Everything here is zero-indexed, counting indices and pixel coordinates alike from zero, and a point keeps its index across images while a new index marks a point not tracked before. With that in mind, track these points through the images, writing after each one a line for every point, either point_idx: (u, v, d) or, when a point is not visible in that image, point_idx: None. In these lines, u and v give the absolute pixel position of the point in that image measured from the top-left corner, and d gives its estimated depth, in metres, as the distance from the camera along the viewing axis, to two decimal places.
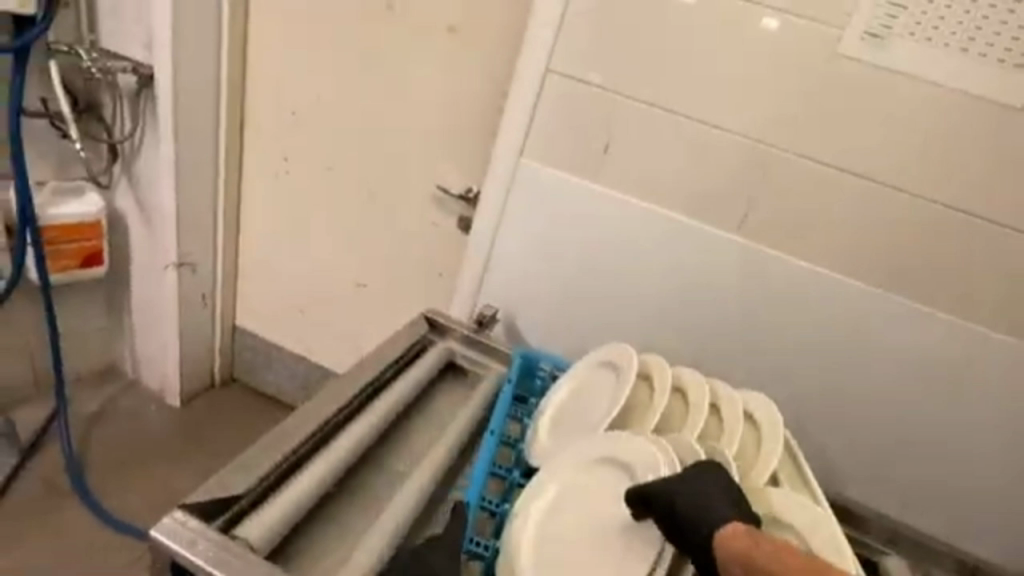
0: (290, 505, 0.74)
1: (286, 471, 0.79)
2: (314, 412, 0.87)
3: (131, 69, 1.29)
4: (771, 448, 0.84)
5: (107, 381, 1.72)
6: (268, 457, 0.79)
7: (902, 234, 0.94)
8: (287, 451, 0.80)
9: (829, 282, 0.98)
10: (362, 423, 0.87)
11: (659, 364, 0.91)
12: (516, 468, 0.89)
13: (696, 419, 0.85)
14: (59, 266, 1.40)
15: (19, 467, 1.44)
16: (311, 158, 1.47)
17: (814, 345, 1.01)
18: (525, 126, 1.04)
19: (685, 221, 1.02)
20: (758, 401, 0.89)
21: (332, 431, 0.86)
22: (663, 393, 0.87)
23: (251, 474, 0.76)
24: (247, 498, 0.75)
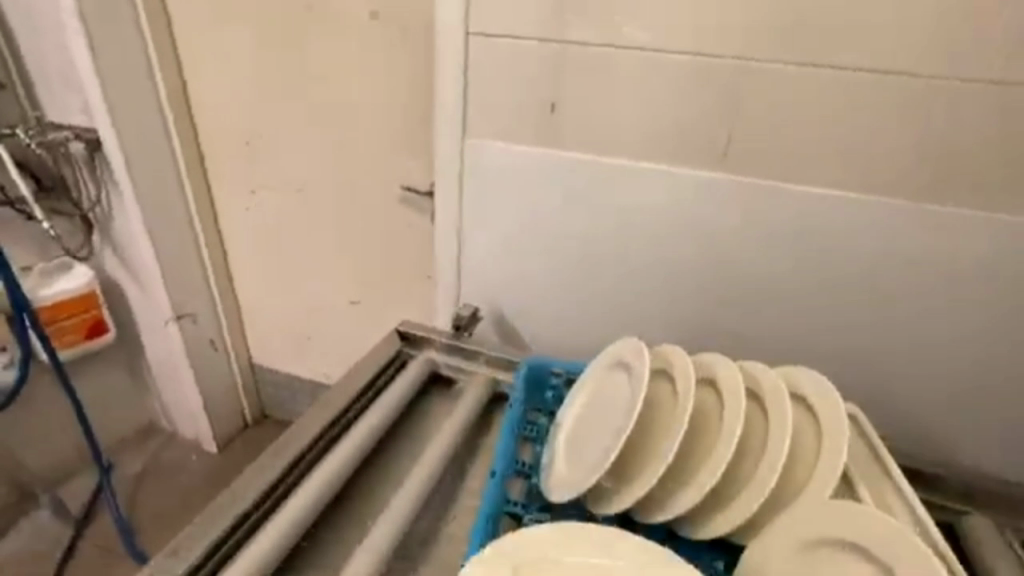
0: (262, 557, 0.68)
1: (257, 519, 0.73)
2: (282, 447, 0.81)
3: (75, 137, 1.27)
4: (835, 445, 0.64)
5: (147, 440, 1.77)
6: (234, 506, 0.73)
7: (922, 128, 0.77)
8: (255, 495, 0.75)
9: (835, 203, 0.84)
10: (337, 451, 0.81)
11: (681, 356, 0.74)
12: (532, 504, 0.74)
13: (734, 423, 0.66)
14: (67, 342, 1.43)
15: (76, 537, 1.48)
16: (276, 185, 1.43)
17: (833, 280, 0.88)
18: (460, 103, 0.93)
19: (659, 170, 0.89)
20: (809, 377, 0.71)
21: (306, 466, 0.80)
22: (689, 390, 0.68)
23: (218, 524, 0.71)
24: (214, 556, 0.69)
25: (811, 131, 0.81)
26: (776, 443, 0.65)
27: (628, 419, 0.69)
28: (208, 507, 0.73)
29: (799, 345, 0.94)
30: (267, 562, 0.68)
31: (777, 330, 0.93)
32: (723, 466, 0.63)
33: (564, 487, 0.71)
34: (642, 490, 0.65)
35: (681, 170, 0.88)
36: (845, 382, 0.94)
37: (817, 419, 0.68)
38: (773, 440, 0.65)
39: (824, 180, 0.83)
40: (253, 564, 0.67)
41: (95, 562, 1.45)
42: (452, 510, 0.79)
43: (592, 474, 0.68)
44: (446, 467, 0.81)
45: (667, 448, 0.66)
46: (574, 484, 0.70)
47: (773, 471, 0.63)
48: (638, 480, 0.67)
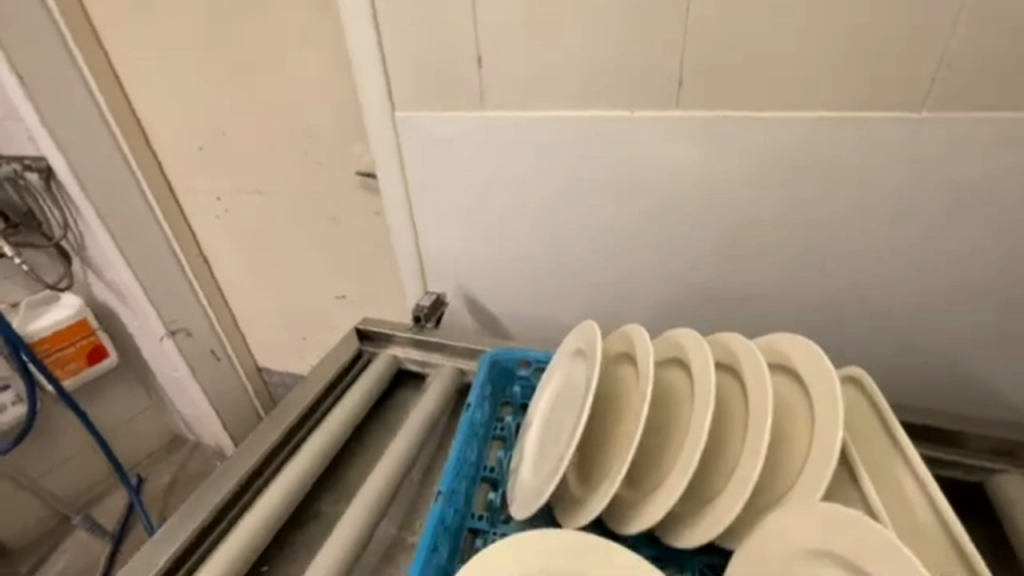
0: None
1: (206, 547, 0.67)
2: (231, 465, 0.74)
3: (25, 168, 1.24)
4: (827, 420, 0.52)
5: (173, 450, 1.84)
6: (179, 535, 0.66)
7: (933, 19, 0.60)
8: (198, 522, 0.68)
9: (829, 122, 0.69)
10: (290, 465, 0.74)
11: (641, 332, 0.61)
12: (496, 516, 0.63)
13: (707, 392, 0.54)
14: (70, 370, 1.45)
15: (114, 551, 1.54)
16: (239, 189, 1.37)
17: (827, 217, 0.75)
18: (381, 74, 0.84)
19: (609, 118, 0.77)
20: (795, 343, 0.58)
21: (260, 483, 0.74)
22: (649, 371, 0.56)
23: (161, 557, 0.64)
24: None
25: (785, 38, 0.65)
26: (758, 418, 0.53)
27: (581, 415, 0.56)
28: (154, 536, 0.66)
29: (795, 293, 0.83)
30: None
31: (766, 279, 0.83)
32: (701, 448, 0.51)
33: (524, 503, 0.58)
34: (609, 492, 0.53)
35: (634, 113, 0.76)
36: (851, 329, 0.83)
37: (807, 389, 0.56)
38: (754, 418, 0.53)
39: (809, 98, 0.68)
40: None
41: None
42: (417, 517, 0.72)
43: (549, 483, 0.55)
44: (410, 471, 0.75)
45: (633, 438, 0.53)
46: (533, 497, 0.57)
47: (753, 464, 0.50)
48: (606, 480, 0.55)
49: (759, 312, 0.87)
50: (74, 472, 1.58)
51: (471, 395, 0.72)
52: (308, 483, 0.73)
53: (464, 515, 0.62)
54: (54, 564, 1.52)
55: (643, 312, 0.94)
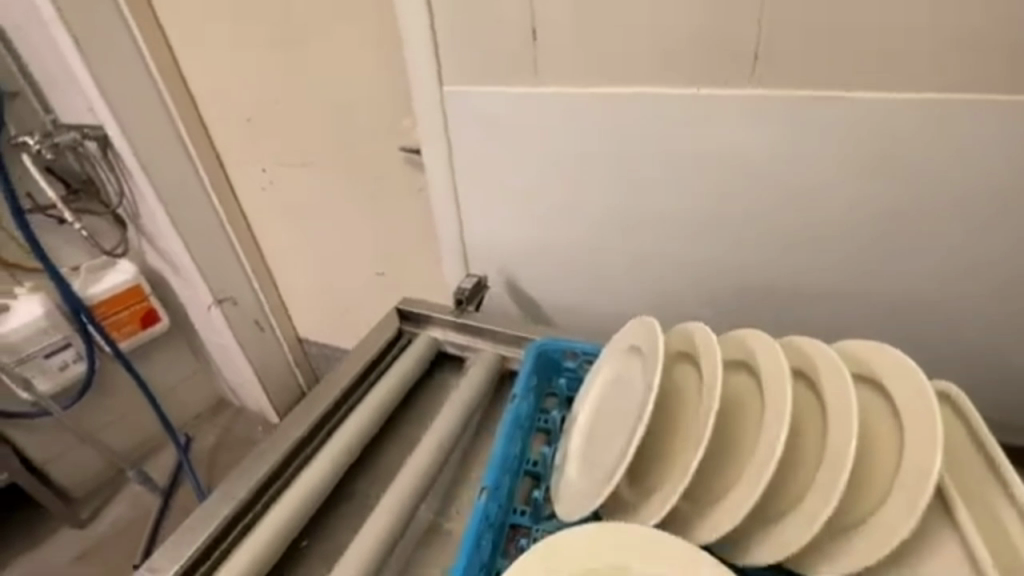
0: (251, 560, 0.63)
1: (252, 517, 0.69)
2: (277, 437, 0.75)
3: (83, 136, 1.27)
4: (918, 441, 0.46)
5: (219, 413, 1.91)
6: (223, 507, 0.68)
7: None
8: (244, 494, 0.69)
9: (927, 103, 0.62)
10: (331, 442, 0.74)
11: (706, 335, 0.57)
12: (540, 512, 0.62)
13: (782, 402, 0.49)
14: (125, 332, 1.52)
15: (165, 505, 1.63)
16: (284, 161, 1.37)
17: (910, 209, 0.69)
18: (429, 43, 0.80)
19: (672, 96, 0.72)
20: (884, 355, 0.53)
21: (303, 459, 0.74)
22: (715, 376, 0.52)
23: (207, 526, 0.66)
24: (208, 558, 0.65)
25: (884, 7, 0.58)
26: (838, 434, 0.48)
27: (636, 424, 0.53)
28: (202, 504, 0.68)
29: (865, 291, 0.77)
30: (259, 564, 0.63)
31: (833, 274, 0.77)
32: (775, 462, 0.46)
33: (573, 504, 0.57)
34: (664, 509, 0.50)
35: (701, 91, 0.70)
36: (924, 330, 0.77)
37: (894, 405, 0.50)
38: (831, 432, 0.48)
39: (904, 76, 0.61)
40: (249, 565, 0.63)
41: None
42: (455, 501, 0.72)
43: (600, 490, 0.53)
44: (449, 458, 0.74)
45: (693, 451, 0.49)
46: (583, 500, 0.56)
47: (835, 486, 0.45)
48: (661, 488, 0.52)
49: (823, 309, 0.81)
50: (130, 429, 1.68)
51: (517, 385, 0.70)
52: (348, 460, 0.74)
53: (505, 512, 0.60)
54: (110, 513, 1.63)
55: (696, 303, 0.89)
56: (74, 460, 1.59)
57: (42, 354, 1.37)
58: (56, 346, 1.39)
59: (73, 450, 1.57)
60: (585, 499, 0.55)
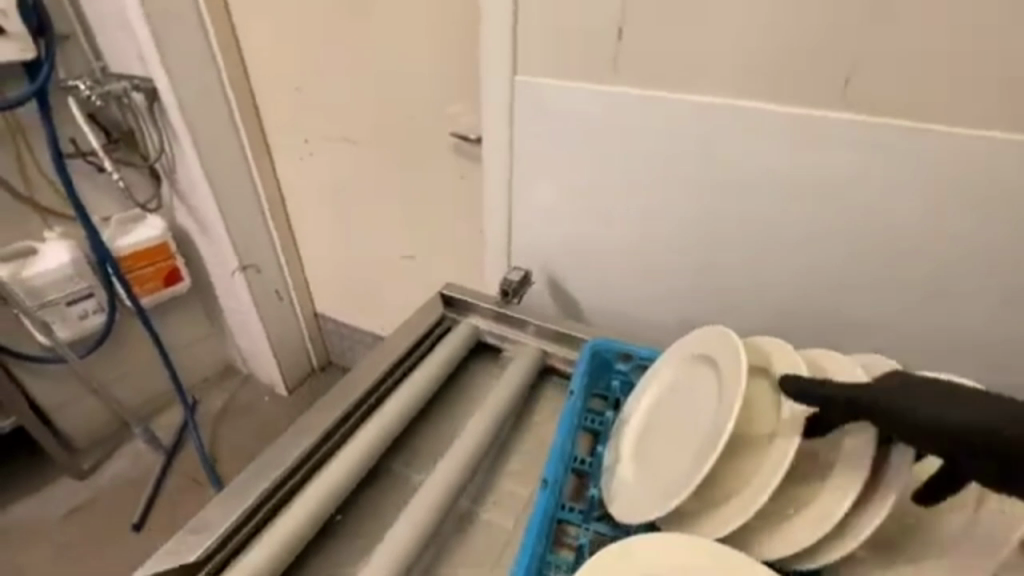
0: (294, 532, 0.61)
1: (294, 487, 0.67)
2: (320, 409, 0.74)
3: (133, 87, 1.26)
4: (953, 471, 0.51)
5: (227, 379, 1.89)
6: (267, 475, 0.66)
7: None
8: (288, 465, 0.67)
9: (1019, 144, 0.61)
10: (377, 419, 0.73)
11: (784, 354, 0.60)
12: (591, 509, 0.65)
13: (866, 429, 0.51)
14: (147, 289, 1.50)
15: (167, 465, 1.62)
16: (327, 134, 1.36)
17: (983, 249, 0.68)
18: (509, 30, 0.79)
19: (751, 108, 0.72)
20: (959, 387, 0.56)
21: (348, 432, 0.73)
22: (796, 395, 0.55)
23: (249, 495, 0.64)
24: (246, 526, 0.62)
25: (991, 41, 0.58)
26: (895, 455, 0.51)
27: (711, 433, 0.56)
28: (245, 472, 0.66)
29: (922, 327, 0.76)
30: (303, 535, 0.61)
31: (891, 307, 0.77)
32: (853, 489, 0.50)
33: (633, 506, 0.61)
34: (739, 519, 0.53)
35: (784, 108, 0.70)
36: (974, 374, 0.76)
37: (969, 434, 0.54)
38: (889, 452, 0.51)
39: (999, 113, 0.61)
40: (293, 534, 0.61)
41: (181, 491, 1.57)
42: (490, 493, 0.72)
43: (669, 493, 0.57)
44: (490, 448, 0.74)
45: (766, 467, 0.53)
46: (646, 502, 0.60)
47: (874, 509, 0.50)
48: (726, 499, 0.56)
49: (875, 341, 0.80)
50: (140, 385, 1.67)
51: (574, 384, 0.73)
52: (390, 437, 0.73)
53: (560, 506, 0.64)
54: (111, 467, 1.62)
55: (742, 322, 0.89)
56: (81, 410, 1.58)
57: (64, 300, 1.36)
58: (79, 294, 1.38)
59: (81, 399, 1.57)
60: (648, 501, 0.59)
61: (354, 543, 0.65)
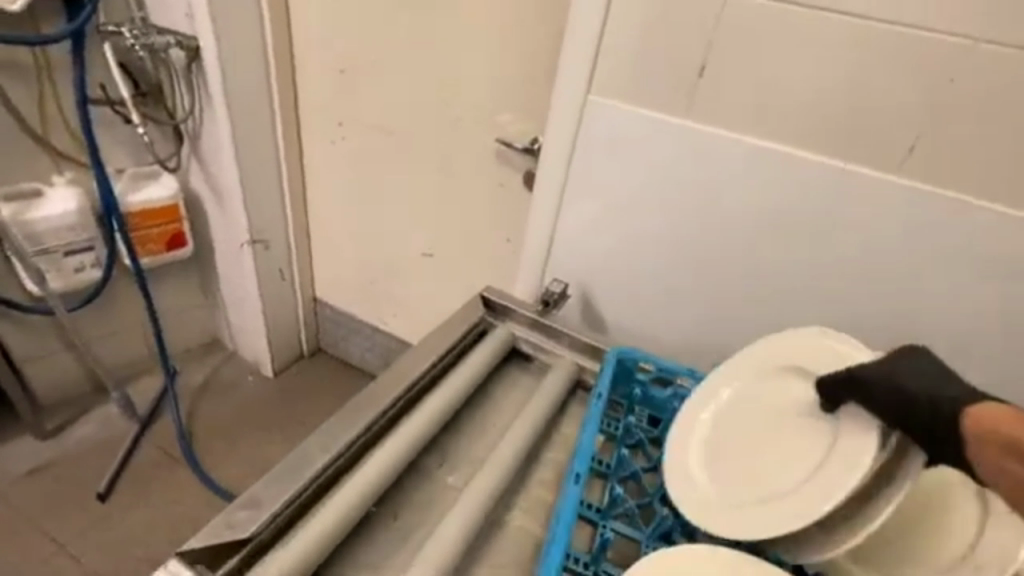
0: (341, 518, 0.60)
1: (335, 475, 0.65)
2: (363, 399, 0.73)
3: (175, 43, 1.23)
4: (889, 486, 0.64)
5: (211, 353, 1.81)
6: (314, 458, 0.64)
7: None
8: (336, 450, 0.66)
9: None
10: (420, 415, 0.73)
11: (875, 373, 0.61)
12: (611, 510, 0.63)
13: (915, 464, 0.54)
14: (148, 250, 1.43)
15: (139, 436, 1.54)
16: (364, 120, 1.35)
17: (1010, 321, 0.73)
18: (592, 51, 0.82)
19: (817, 161, 0.75)
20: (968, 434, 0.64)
21: (389, 425, 0.73)
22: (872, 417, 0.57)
23: (294, 478, 0.62)
24: (290, 507, 0.60)
25: None
26: None
27: (850, 438, 0.57)
28: (289, 455, 0.64)
29: None
30: (347, 525, 0.60)
31: None
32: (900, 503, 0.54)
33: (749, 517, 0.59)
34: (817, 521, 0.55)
35: (846, 165, 0.74)
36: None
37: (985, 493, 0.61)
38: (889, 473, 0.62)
39: None
40: (337, 522, 0.59)
41: (152, 463, 1.50)
42: (521, 497, 0.72)
43: (813, 500, 0.55)
44: (525, 456, 0.74)
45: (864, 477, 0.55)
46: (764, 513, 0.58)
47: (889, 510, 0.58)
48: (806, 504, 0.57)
49: None
50: (121, 346, 1.60)
51: (597, 390, 0.71)
52: (429, 435, 0.73)
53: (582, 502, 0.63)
54: (77, 430, 1.53)
55: None
56: (54, 366, 1.50)
57: (62, 250, 1.29)
58: (78, 246, 1.31)
59: (58, 354, 1.48)
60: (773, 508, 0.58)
61: (389, 536, 0.65)
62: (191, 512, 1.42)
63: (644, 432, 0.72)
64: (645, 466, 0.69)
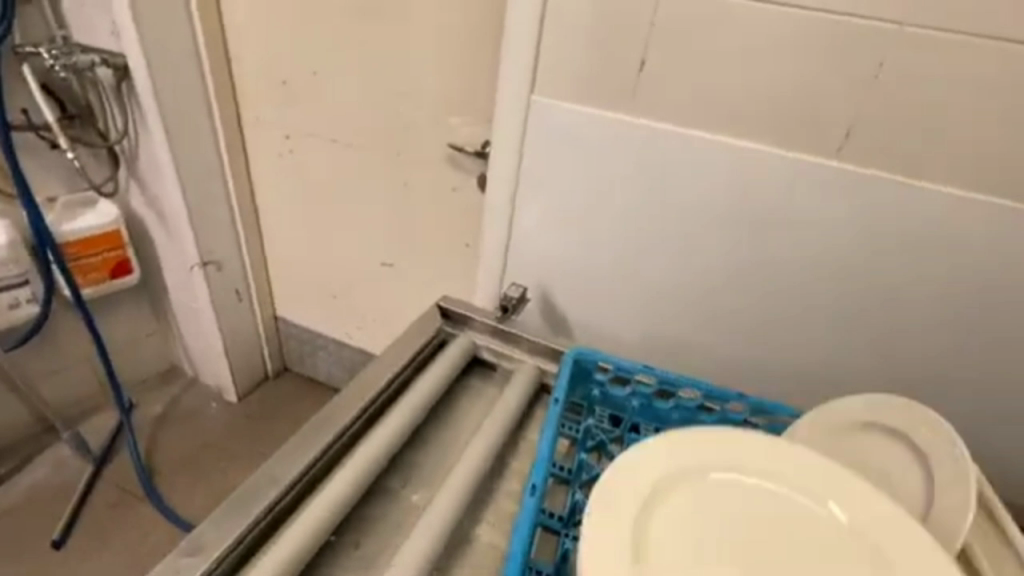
0: (295, 552, 0.57)
1: (287, 508, 0.62)
2: (315, 424, 0.70)
3: (101, 62, 1.17)
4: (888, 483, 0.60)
5: (169, 382, 1.74)
6: (265, 490, 0.61)
7: None
8: (287, 481, 0.63)
9: (985, 202, 0.69)
10: (376, 435, 0.70)
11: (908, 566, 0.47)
12: (573, 517, 0.61)
13: None
14: (90, 280, 1.36)
15: (94, 476, 1.46)
16: (311, 132, 1.31)
17: (955, 295, 0.75)
18: (531, 51, 0.80)
19: (760, 151, 0.76)
20: (917, 411, 0.58)
21: (345, 448, 0.70)
22: None
23: (242, 515, 0.59)
24: (241, 546, 0.57)
25: (972, 111, 0.66)
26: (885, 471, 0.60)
27: None
28: (236, 490, 0.61)
29: (897, 362, 0.82)
30: (302, 561, 0.57)
31: (873, 342, 0.81)
32: None
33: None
34: None
35: (788, 153, 0.75)
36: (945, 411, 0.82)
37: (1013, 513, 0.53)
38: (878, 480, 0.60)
39: (970, 175, 0.69)
40: (289, 559, 0.56)
41: (111, 503, 1.43)
42: (489, 510, 0.70)
43: None
44: (490, 469, 0.72)
45: None
46: None
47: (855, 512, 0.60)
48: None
49: (855, 375, 0.85)
50: (70, 383, 1.51)
51: (555, 393, 0.69)
52: (389, 456, 0.70)
53: (543, 511, 0.61)
54: (25, 476, 1.44)
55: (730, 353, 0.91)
56: None
57: None
58: (11, 281, 1.24)
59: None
60: None
61: (351, 566, 0.62)
62: (156, 550, 1.36)
63: (605, 432, 0.71)
64: (608, 467, 0.67)
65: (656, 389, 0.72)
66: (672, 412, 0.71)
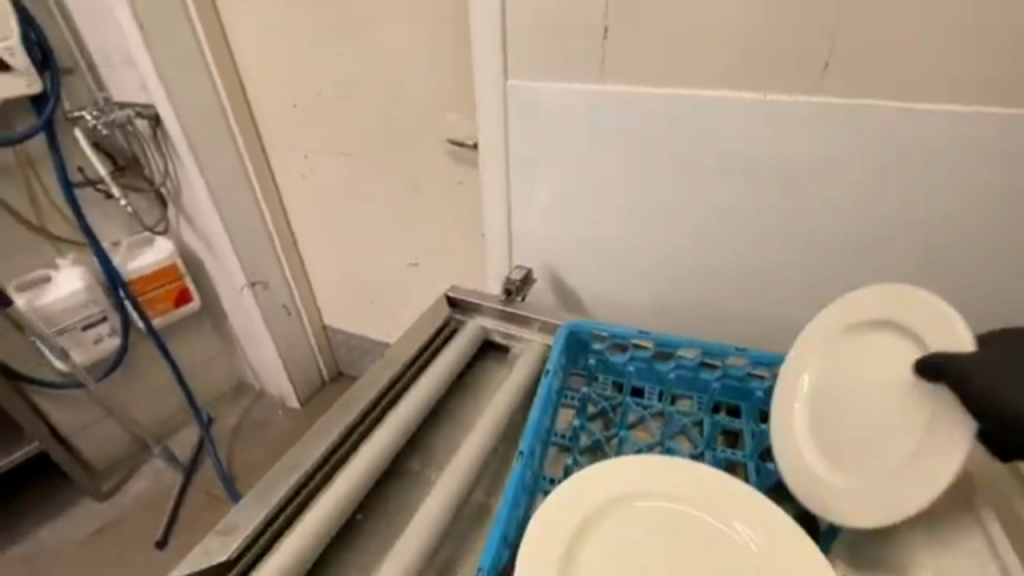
0: (313, 533, 0.61)
1: (310, 492, 0.68)
2: (332, 418, 0.75)
3: (137, 114, 1.30)
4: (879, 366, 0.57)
5: (241, 395, 1.92)
6: (288, 477, 0.68)
7: None
8: (307, 468, 0.69)
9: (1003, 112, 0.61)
10: (387, 421, 0.75)
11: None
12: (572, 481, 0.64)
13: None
14: (158, 311, 1.52)
15: (185, 483, 1.65)
16: (326, 149, 1.39)
17: (982, 219, 0.68)
18: (497, 34, 0.81)
19: (739, 97, 0.72)
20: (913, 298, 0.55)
21: (361, 435, 0.75)
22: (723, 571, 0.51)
23: (269, 500, 0.65)
24: (268, 530, 0.63)
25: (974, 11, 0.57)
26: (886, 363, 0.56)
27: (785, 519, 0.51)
28: (257, 483, 0.67)
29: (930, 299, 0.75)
30: (320, 539, 0.62)
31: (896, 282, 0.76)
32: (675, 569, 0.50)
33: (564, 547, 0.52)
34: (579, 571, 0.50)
35: (768, 96, 0.71)
36: None
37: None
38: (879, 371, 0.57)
39: (981, 85, 0.61)
40: (309, 539, 0.61)
41: (201, 507, 1.60)
42: (500, 484, 0.72)
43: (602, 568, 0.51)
44: (498, 445, 0.74)
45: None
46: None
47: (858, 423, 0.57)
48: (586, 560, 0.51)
49: None
50: (156, 404, 1.71)
51: (551, 364, 0.71)
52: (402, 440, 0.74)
53: (540, 477, 0.63)
54: (132, 487, 1.66)
55: (745, 309, 0.88)
56: (102, 434, 1.62)
57: (79, 325, 1.38)
58: (94, 319, 1.40)
59: (102, 421, 1.60)
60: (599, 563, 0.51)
61: (372, 541, 0.67)
62: None
63: (605, 399, 0.73)
64: (608, 433, 0.69)
65: (654, 351, 0.73)
66: (671, 372, 0.71)
